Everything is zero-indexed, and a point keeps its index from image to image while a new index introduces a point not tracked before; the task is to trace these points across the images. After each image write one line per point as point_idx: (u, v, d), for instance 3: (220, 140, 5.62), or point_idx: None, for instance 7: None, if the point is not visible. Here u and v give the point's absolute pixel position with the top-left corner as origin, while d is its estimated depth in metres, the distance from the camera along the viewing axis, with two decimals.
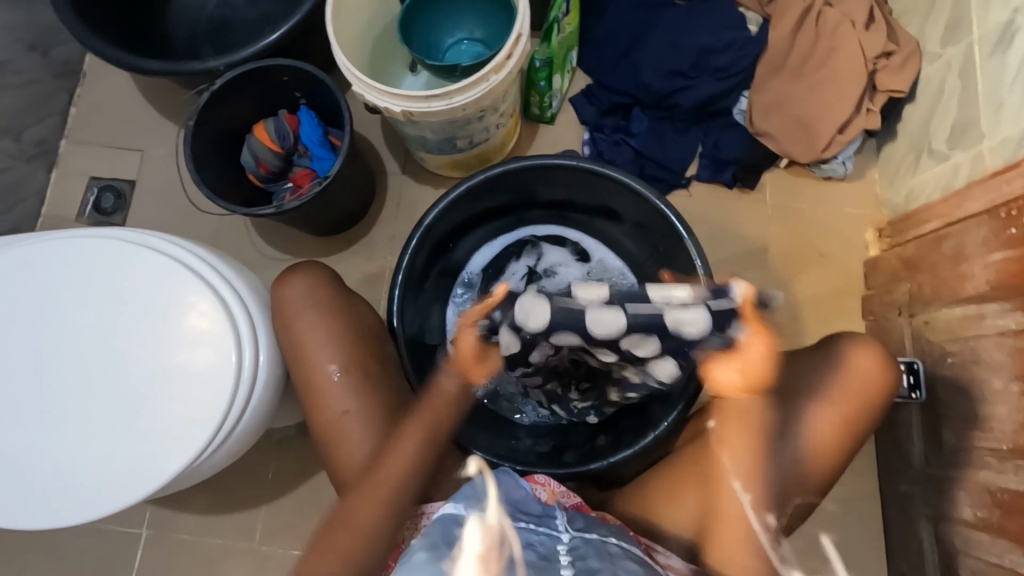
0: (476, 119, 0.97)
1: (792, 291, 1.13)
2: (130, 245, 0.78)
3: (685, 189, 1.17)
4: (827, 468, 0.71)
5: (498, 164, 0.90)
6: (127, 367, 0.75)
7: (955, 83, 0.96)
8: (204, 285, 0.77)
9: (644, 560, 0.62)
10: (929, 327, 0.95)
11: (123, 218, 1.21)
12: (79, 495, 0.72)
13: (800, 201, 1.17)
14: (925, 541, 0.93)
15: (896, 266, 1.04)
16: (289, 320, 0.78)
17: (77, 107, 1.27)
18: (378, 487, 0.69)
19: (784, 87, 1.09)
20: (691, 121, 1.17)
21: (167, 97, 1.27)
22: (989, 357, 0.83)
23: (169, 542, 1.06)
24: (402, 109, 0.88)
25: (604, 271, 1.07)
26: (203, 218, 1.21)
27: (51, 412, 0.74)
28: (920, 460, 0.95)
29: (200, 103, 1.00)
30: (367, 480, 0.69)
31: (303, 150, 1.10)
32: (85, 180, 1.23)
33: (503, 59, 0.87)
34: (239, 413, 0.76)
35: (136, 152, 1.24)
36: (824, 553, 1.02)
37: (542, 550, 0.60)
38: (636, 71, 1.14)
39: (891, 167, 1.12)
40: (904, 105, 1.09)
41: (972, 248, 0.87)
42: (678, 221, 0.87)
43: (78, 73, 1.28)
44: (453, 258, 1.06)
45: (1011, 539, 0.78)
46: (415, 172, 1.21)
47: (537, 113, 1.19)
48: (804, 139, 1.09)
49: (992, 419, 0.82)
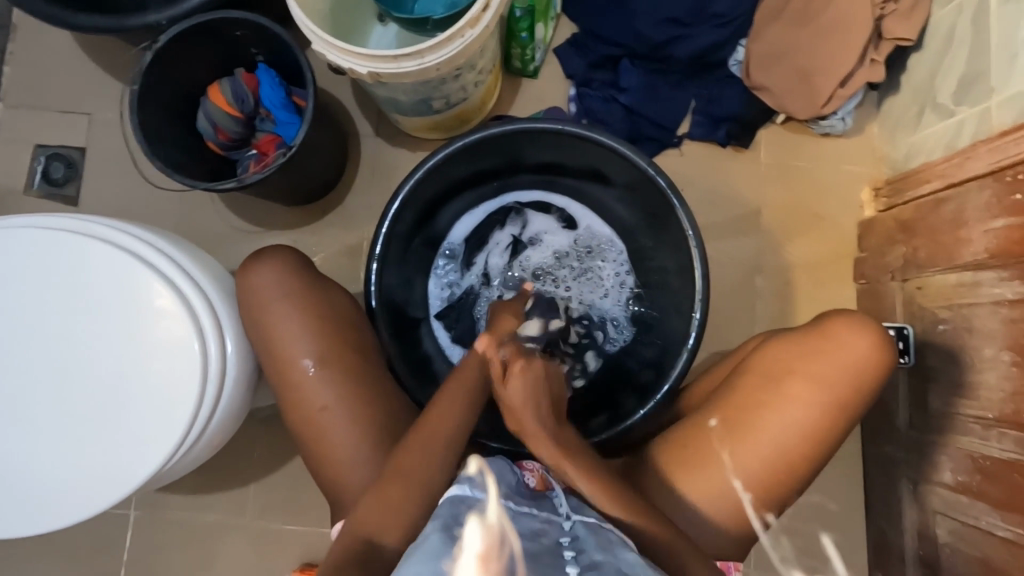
0: (452, 79, 0.89)
1: (785, 255, 1.10)
2: (74, 235, 0.72)
3: (676, 148, 1.11)
4: (824, 457, 0.70)
5: (477, 129, 0.83)
6: (87, 369, 0.71)
7: (967, 29, 0.89)
8: (158, 277, 0.71)
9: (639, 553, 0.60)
10: (921, 293, 0.94)
11: (75, 190, 1.13)
12: (43, 505, 0.69)
13: (796, 158, 1.11)
14: (905, 501, 0.95)
15: (891, 228, 1.01)
16: (258, 311, 0.74)
17: (10, 65, 1.15)
18: (395, 480, 0.65)
19: (783, 35, 1.01)
20: (683, 74, 1.09)
21: (110, 51, 1.15)
22: (982, 325, 0.82)
23: (159, 522, 1.06)
24: (368, 71, 0.79)
25: (591, 239, 1.03)
26: (163, 190, 1.12)
27: (8, 419, 0.70)
28: (904, 423, 0.96)
29: (142, 65, 0.90)
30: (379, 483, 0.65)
31: (265, 113, 1.01)
32: (29, 149, 1.13)
33: (479, 12, 0.78)
34: (209, 415, 0.72)
35: (82, 116, 1.14)
36: (825, 554, 1.04)
37: (547, 542, 0.57)
38: (625, 19, 1.05)
39: (891, 122, 1.07)
40: (909, 54, 1.02)
41: (973, 213, 0.84)
42: (670, 189, 0.82)
43: (9, 26, 1.15)
44: (434, 228, 0.99)
45: (989, 503, 0.79)
46: (390, 135, 1.13)
47: (519, 66, 1.10)
48: (803, 93, 1.02)
49: (980, 387, 0.82)
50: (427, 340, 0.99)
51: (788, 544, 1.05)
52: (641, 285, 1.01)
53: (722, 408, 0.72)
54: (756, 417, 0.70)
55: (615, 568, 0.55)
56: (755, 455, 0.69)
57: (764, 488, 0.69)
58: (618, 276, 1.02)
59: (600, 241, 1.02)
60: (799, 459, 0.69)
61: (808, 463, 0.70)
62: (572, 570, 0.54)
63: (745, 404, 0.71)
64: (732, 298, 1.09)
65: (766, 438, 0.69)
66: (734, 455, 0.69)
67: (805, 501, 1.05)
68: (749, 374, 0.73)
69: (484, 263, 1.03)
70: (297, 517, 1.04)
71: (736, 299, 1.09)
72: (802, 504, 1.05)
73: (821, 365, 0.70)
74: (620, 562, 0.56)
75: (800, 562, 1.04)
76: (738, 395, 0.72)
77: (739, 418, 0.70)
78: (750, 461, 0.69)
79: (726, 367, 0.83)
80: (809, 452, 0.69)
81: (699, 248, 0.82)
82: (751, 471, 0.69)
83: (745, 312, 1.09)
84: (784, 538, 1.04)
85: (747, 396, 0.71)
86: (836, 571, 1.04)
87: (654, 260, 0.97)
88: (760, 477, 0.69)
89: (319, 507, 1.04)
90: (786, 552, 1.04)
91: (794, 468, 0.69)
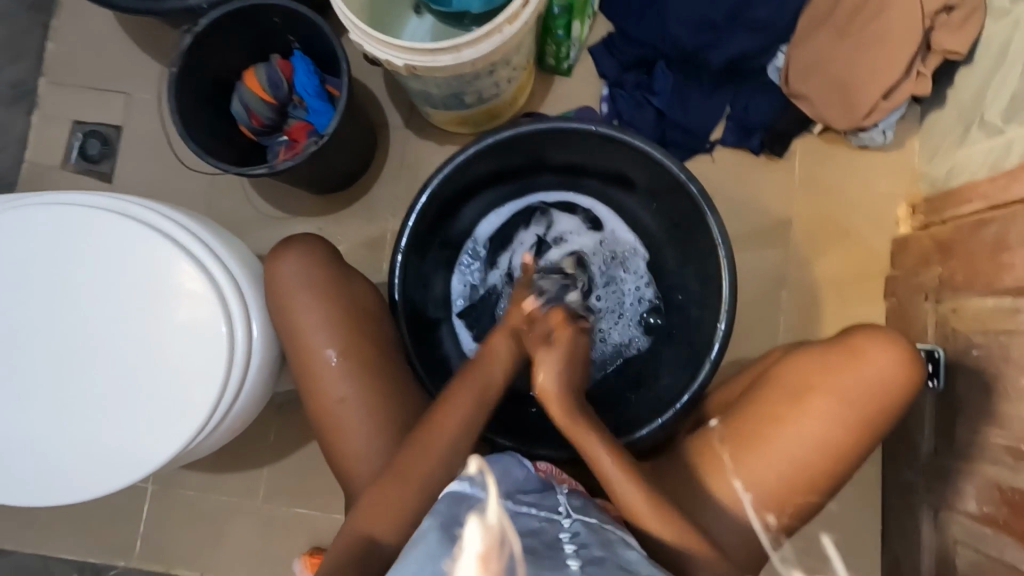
0: (486, 74, 0.89)
1: (814, 270, 1.08)
2: (109, 214, 0.73)
3: (707, 154, 1.09)
4: (839, 473, 0.69)
5: (507, 127, 0.83)
6: (114, 347, 0.72)
7: (1022, 45, 0.85)
8: (189, 260, 0.72)
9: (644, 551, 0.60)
10: (955, 316, 0.91)
11: (110, 167, 1.15)
12: (64, 479, 0.71)
13: (831, 171, 1.09)
14: (924, 528, 0.93)
15: (927, 247, 0.98)
16: (284, 298, 0.74)
17: (53, 42, 1.17)
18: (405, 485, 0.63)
19: (826, 44, 0.99)
20: (720, 80, 1.07)
21: (149, 32, 1.17)
22: (1019, 354, 0.79)
23: (175, 497, 1.08)
24: (404, 63, 0.79)
25: (616, 244, 1.01)
26: (194, 173, 1.14)
27: (38, 392, 0.72)
28: (927, 448, 0.94)
29: (182, 48, 0.91)
30: (390, 483, 0.65)
31: (298, 100, 1.01)
32: (68, 126, 1.16)
33: (518, 8, 0.77)
34: (231, 400, 0.74)
35: (120, 95, 1.16)
36: (824, 551, 1.03)
37: (546, 539, 0.57)
38: (664, 20, 1.03)
39: (934, 138, 1.04)
40: (957, 68, 0.99)
41: (1017, 238, 0.81)
42: (700, 197, 0.80)
43: (53, 3, 1.17)
44: (459, 223, 0.99)
45: (1014, 537, 0.77)
46: (420, 127, 1.12)
47: (552, 64, 1.10)
48: (843, 105, 0.99)
49: (1012, 418, 0.80)
50: (447, 339, 0.99)
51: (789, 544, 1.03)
52: (663, 298, 0.99)
53: (735, 415, 0.72)
54: (770, 428, 0.69)
55: (614, 566, 0.55)
56: (765, 465, 0.68)
57: (771, 497, 0.68)
58: (638, 289, 1.00)
59: (624, 247, 1.01)
60: (814, 472, 0.68)
61: (823, 476, 0.68)
62: (573, 562, 0.54)
63: (761, 413, 0.70)
64: (757, 309, 1.07)
65: (778, 446, 0.68)
66: (742, 461, 0.69)
67: (818, 520, 1.03)
68: (767, 384, 0.72)
69: (508, 263, 1.02)
70: (310, 502, 1.06)
71: (760, 312, 1.07)
72: (815, 524, 1.03)
73: (843, 379, 0.68)
74: (618, 559, 0.56)
75: (800, 563, 1.01)
76: (756, 403, 0.71)
77: (753, 425, 0.70)
78: (758, 471, 0.68)
79: (745, 375, 0.82)
80: (823, 465, 0.68)
81: (729, 262, 0.80)
82: (761, 479, 0.68)
83: (767, 325, 1.07)
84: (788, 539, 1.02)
85: (764, 403, 0.70)
86: (835, 569, 1.03)
87: (679, 270, 0.95)
88: (768, 486, 0.68)
89: (330, 493, 1.06)
90: (788, 554, 1.02)
91: (805, 482, 0.68)
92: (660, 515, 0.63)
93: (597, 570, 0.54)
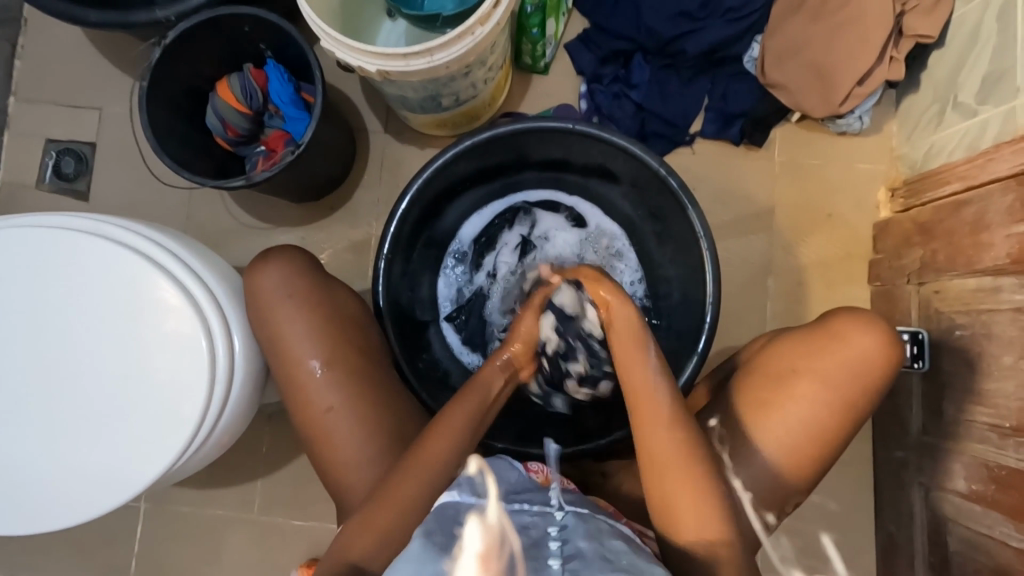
0: (461, 76, 0.88)
1: (798, 256, 1.08)
2: (81, 235, 0.72)
3: (688, 146, 1.09)
4: (829, 457, 0.69)
5: (485, 128, 0.82)
6: (93, 369, 0.71)
7: (993, 25, 0.86)
8: (167, 277, 0.72)
9: (632, 539, 0.60)
10: (938, 297, 0.92)
11: (86, 184, 1.13)
12: (48, 505, 0.70)
13: (810, 157, 1.09)
14: (917, 508, 0.94)
15: (909, 230, 0.99)
16: (265, 311, 0.74)
17: (22, 60, 1.15)
18: (391, 502, 0.63)
19: (800, 32, 0.99)
20: (697, 71, 1.07)
21: (120, 45, 1.15)
22: (1001, 333, 0.80)
23: (169, 515, 1.07)
24: (377, 68, 0.78)
25: (601, 236, 1.01)
26: (173, 186, 1.12)
27: (18, 416, 0.71)
28: (917, 429, 0.94)
29: (152, 61, 0.90)
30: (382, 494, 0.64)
31: (274, 109, 1.00)
32: (41, 144, 1.14)
33: (490, 8, 0.77)
34: (217, 416, 0.73)
35: (93, 111, 1.14)
36: (824, 552, 1.03)
37: (535, 534, 0.55)
38: (639, 14, 1.03)
39: (911, 121, 1.05)
40: (931, 51, 1.00)
41: (995, 218, 0.82)
42: (680, 190, 0.80)
43: (20, 20, 1.15)
44: (442, 227, 0.98)
45: (1004, 513, 0.78)
46: (399, 131, 1.12)
47: (529, 62, 1.09)
48: (819, 92, 1.00)
49: (997, 395, 0.81)
50: (436, 342, 0.98)
51: (787, 542, 1.04)
52: (651, 294, 0.99)
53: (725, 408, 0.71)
54: (759, 421, 0.69)
55: (603, 560, 0.54)
56: (759, 456, 0.68)
57: (767, 488, 0.68)
58: (632, 284, 1.00)
59: (609, 240, 1.01)
60: (806, 460, 0.68)
61: (814, 463, 0.69)
62: (555, 562, 0.52)
63: (749, 401, 0.70)
64: (743, 298, 1.08)
65: (766, 433, 0.68)
66: (735, 455, 0.69)
67: (812, 505, 1.04)
68: (752, 372, 0.72)
69: (493, 264, 1.02)
70: (306, 513, 1.05)
71: (747, 301, 1.07)
72: (815, 517, 1.04)
73: (827, 363, 0.69)
74: (607, 552, 0.55)
75: (800, 564, 1.03)
76: (742, 395, 0.71)
77: (742, 413, 0.70)
78: (753, 464, 0.68)
79: (730, 366, 0.82)
80: (814, 452, 0.68)
81: (712, 253, 0.80)
82: (753, 467, 0.68)
83: (753, 313, 1.07)
84: (785, 538, 1.03)
85: (751, 395, 0.70)
86: (831, 556, 1.03)
87: (663, 263, 0.96)
88: (764, 478, 0.68)
89: (326, 504, 1.05)
90: (785, 552, 1.03)
91: (798, 471, 0.68)
92: (654, 509, 0.63)
93: (578, 566, 0.52)
